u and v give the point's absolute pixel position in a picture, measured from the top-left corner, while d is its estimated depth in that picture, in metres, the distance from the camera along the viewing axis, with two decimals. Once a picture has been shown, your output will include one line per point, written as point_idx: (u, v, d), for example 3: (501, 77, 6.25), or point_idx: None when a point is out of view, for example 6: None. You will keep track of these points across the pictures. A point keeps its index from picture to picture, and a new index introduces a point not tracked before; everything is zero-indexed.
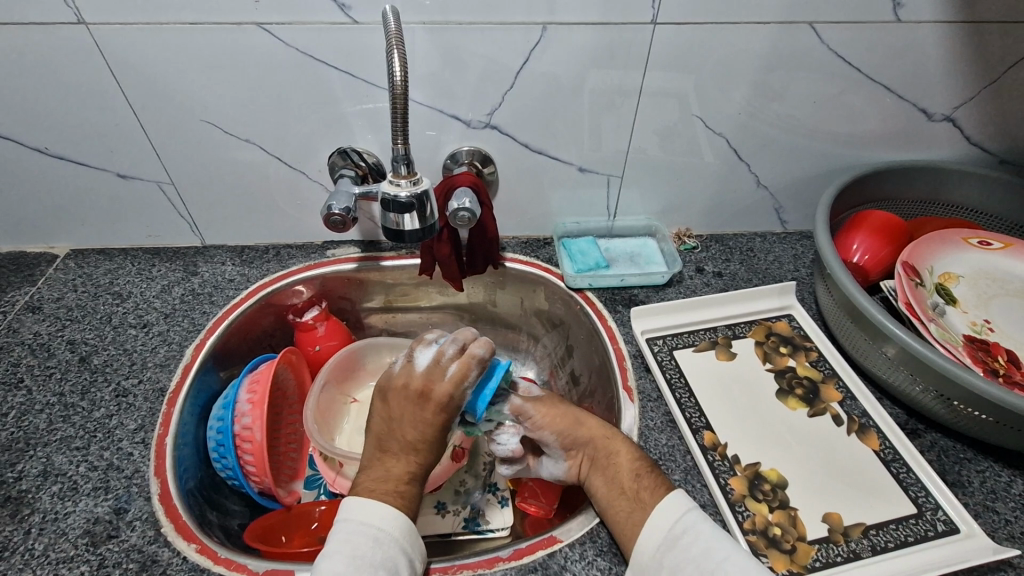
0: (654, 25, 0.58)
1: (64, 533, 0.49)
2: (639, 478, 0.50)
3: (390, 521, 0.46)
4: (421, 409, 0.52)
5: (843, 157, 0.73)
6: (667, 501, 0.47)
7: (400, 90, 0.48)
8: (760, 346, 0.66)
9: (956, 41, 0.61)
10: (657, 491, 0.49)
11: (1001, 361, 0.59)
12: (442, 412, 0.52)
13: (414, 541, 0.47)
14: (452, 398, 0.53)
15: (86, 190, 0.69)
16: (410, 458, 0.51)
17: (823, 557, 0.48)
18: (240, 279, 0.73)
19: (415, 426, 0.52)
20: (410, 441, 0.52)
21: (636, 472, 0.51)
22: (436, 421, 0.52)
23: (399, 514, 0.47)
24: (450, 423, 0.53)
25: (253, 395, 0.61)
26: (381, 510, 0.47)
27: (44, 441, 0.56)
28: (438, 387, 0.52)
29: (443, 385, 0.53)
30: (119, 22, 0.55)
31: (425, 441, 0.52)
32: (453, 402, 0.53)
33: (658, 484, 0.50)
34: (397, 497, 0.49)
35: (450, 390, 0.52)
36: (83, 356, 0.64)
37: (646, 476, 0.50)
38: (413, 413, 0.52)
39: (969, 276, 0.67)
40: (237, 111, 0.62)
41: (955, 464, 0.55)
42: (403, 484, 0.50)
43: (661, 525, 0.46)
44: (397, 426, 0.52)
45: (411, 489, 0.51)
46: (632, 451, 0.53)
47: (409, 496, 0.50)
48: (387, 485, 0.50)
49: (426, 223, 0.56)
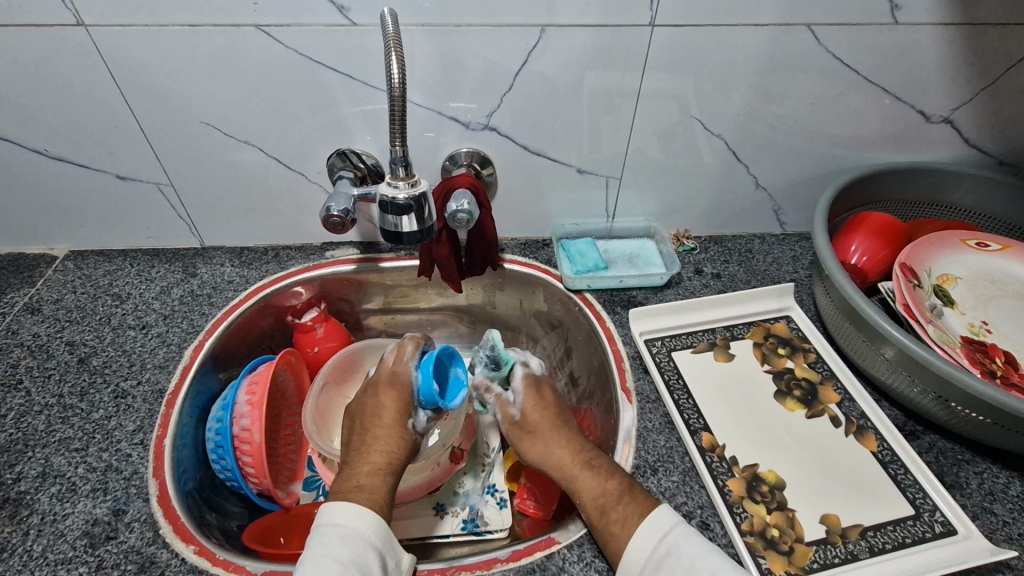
0: (652, 27, 0.58)
1: (62, 534, 0.49)
2: (605, 512, 0.48)
3: (357, 519, 0.46)
4: (373, 397, 0.57)
5: (841, 159, 0.73)
6: (646, 525, 0.46)
7: (399, 92, 0.48)
8: (759, 348, 0.66)
9: (954, 43, 0.61)
10: (627, 525, 0.47)
11: (999, 362, 0.59)
12: (390, 393, 0.57)
13: (387, 538, 0.47)
14: (397, 378, 0.58)
15: (86, 191, 0.69)
16: (371, 451, 0.53)
17: (821, 558, 0.48)
18: (239, 281, 0.73)
19: (370, 415, 0.56)
20: (369, 430, 0.55)
21: (603, 507, 0.48)
22: (388, 404, 0.56)
23: (364, 510, 0.47)
24: (405, 407, 0.57)
25: (253, 397, 0.61)
26: (350, 509, 0.47)
27: (42, 443, 0.56)
28: (381, 373, 0.59)
29: (384, 369, 0.59)
30: (118, 24, 0.55)
31: (384, 428, 0.55)
32: (397, 382, 0.58)
33: (626, 516, 0.47)
34: (360, 491, 0.49)
35: (392, 372, 0.59)
36: (82, 357, 0.64)
37: (613, 510, 0.48)
38: (367, 404, 0.57)
39: (967, 277, 0.67)
40: (236, 112, 0.62)
41: (953, 466, 0.55)
42: (364, 478, 0.51)
43: (643, 548, 0.45)
44: (359, 423, 0.56)
45: (375, 481, 0.51)
46: (603, 482, 0.50)
47: (373, 488, 0.50)
48: (350, 483, 0.50)
49: (424, 225, 0.56)
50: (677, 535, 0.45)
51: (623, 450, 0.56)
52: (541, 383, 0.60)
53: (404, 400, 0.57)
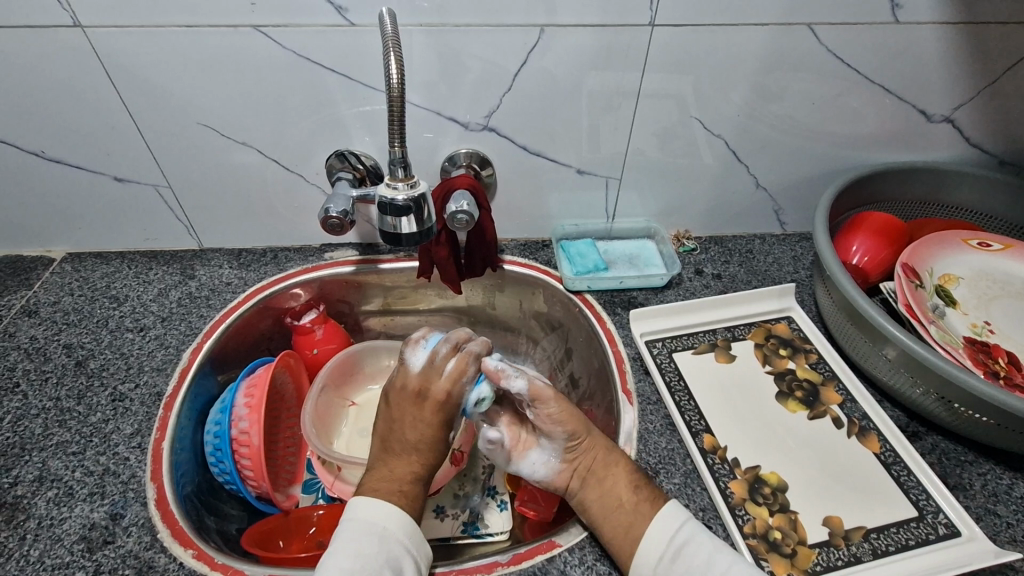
0: (651, 27, 0.58)
1: (58, 539, 0.49)
2: (637, 489, 0.49)
3: (394, 521, 0.46)
4: (419, 407, 0.53)
5: (841, 159, 0.73)
6: (663, 515, 0.47)
7: (396, 92, 0.48)
8: (759, 348, 0.66)
9: (955, 42, 0.61)
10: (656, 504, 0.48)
11: (1001, 363, 0.59)
12: (441, 411, 0.53)
13: (419, 542, 0.47)
14: (448, 398, 0.53)
15: (82, 193, 0.69)
16: (412, 457, 0.52)
17: (824, 561, 0.48)
18: (237, 283, 0.73)
19: (415, 425, 0.52)
20: (412, 440, 0.52)
21: (634, 485, 0.50)
22: (435, 421, 0.52)
23: (402, 513, 0.47)
24: (449, 423, 0.53)
25: (250, 400, 0.60)
26: (388, 510, 0.47)
27: (39, 446, 0.55)
28: (433, 386, 0.53)
29: (438, 382, 0.53)
30: (115, 26, 0.55)
31: (425, 440, 0.52)
32: (448, 403, 0.53)
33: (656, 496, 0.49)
34: (401, 496, 0.49)
35: (445, 392, 0.53)
36: (78, 360, 0.63)
37: (643, 488, 0.49)
38: (411, 413, 0.53)
39: (969, 277, 0.66)
40: (233, 113, 0.62)
41: (956, 467, 0.55)
42: (407, 483, 0.51)
43: (664, 531, 0.46)
44: (399, 428, 0.53)
45: (415, 487, 0.51)
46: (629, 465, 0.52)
47: (412, 495, 0.50)
48: (391, 485, 0.50)
49: (423, 226, 0.56)
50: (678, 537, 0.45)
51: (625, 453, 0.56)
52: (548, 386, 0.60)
53: (452, 420, 0.53)
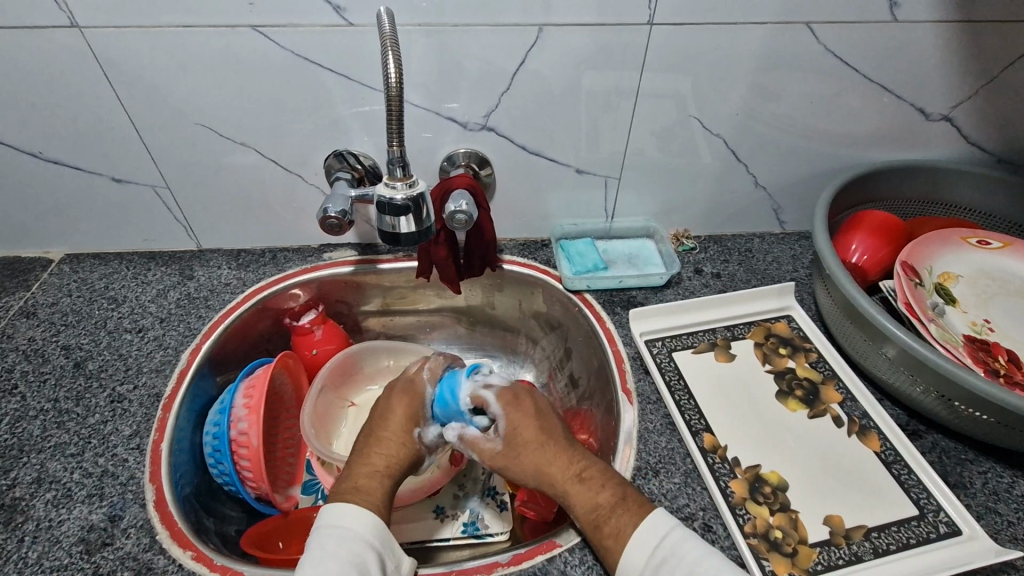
0: (650, 26, 0.58)
1: (57, 541, 0.49)
2: (599, 526, 0.47)
3: (359, 521, 0.45)
4: (387, 401, 0.57)
5: (840, 157, 0.73)
6: (642, 531, 0.45)
7: (395, 91, 0.48)
8: (759, 347, 0.66)
9: (953, 40, 0.61)
10: (621, 537, 0.46)
11: (1001, 361, 0.59)
12: (404, 402, 0.57)
13: (387, 540, 0.46)
14: (413, 389, 0.58)
15: (81, 194, 0.69)
16: (372, 455, 0.53)
17: (825, 560, 0.48)
18: (236, 283, 0.73)
19: (380, 420, 0.56)
20: (376, 432, 0.55)
21: (597, 521, 0.47)
22: (399, 411, 0.56)
23: (364, 513, 0.46)
24: (413, 413, 0.56)
25: (249, 401, 0.60)
26: (350, 511, 0.46)
27: (37, 448, 0.55)
28: (399, 380, 0.59)
29: (404, 379, 0.59)
30: (112, 26, 0.55)
31: (388, 434, 0.55)
32: (412, 391, 0.58)
33: (620, 530, 0.46)
34: (355, 492, 0.49)
35: (410, 383, 0.58)
36: (77, 361, 0.63)
37: (606, 523, 0.47)
38: (380, 408, 0.57)
39: (968, 276, 0.66)
40: (232, 113, 0.62)
41: (957, 466, 0.55)
42: (364, 480, 0.50)
43: (641, 551, 0.44)
44: (369, 425, 0.56)
45: (373, 483, 0.50)
46: (596, 494, 0.48)
47: (370, 490, 0.49)
48: (348, 483, 0.50)
49: (422, 226, 0.56)
50: (677, 537, 0.45)
51: (624, 452, 0.56)
52: (521, 394, 0.57)
53: (413, 408, 0.56)
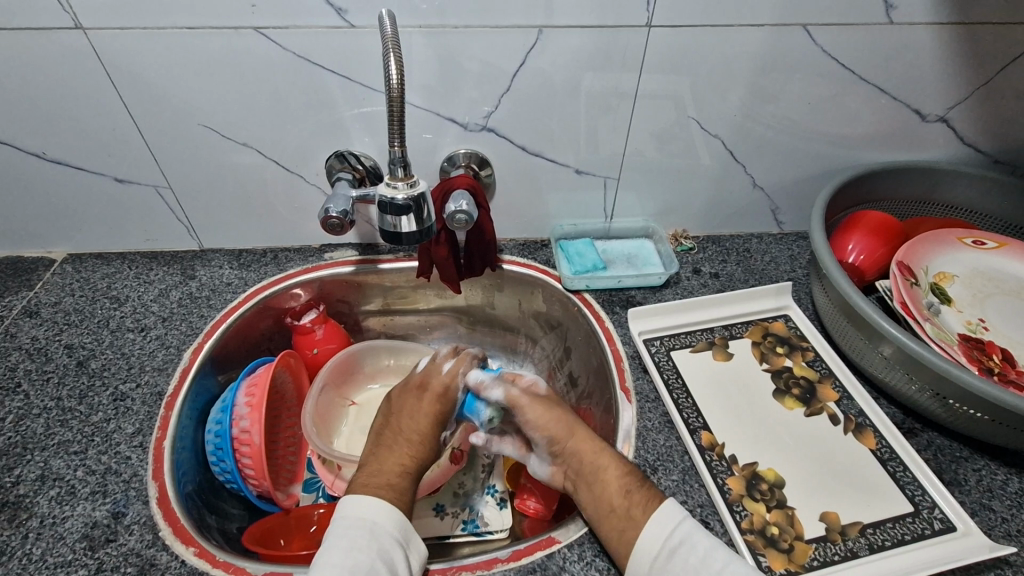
0: (649, 28, 0.58)
1: (61, 537, 0.49)
2: (625, 499, 0.48)
3: (386, 516, 0.47)
4: (417, 400, 0.58)
5: (837, 158, 0.73)
6: (658, 515, 0.46)
7: (396, 92, 0.49)
8: (756, 346, 0.66)
9: (949, 42, 0.62)
10: (648, 509, 0.47)
11: (995, 360, 0.59)
12: (435, 404, 0.58)
13: (410, 537, 0.47)
14: (445, 392, 0.59)
15: (84, 194, 0.69)
16: (402, 451, 0.54)
17: (821, 556, 0.49)
18: (237, 283, 0.73)
19: (411, 417, 0.57)
20: (406, 433, 0.56)
21: (624, 494, 0.49)
22: (430, 412, 0.57)
23: (393, 510, 0.48)
24: (443, 417, 0.58)
25: (251, 399, 0.61)
26: (380, 507, 0.47)
27: (41, 445, 0.56)
28: (432, 377, 0.60)
29: (437, 378, 0.59)
30: (116, 27, 0.55)
31: (418, 433, 0.56)
32: (445, 396, 0.59)
33: (646, 503, 0.48)
34: (389, 489, 0.50)
35: (443, 385, 0.59)
36: (80, 360, 0.64)
37: (634, 495, 0.48)
38: (410, 406, 0.58)
39: (963, 275, 0.67)
40: (234, 115, 0.63)
41: (952, 463, 0.55)
42: (394, 477, 0.52)
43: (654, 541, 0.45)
44: (396, 421, 0.57)
45: (403, 481, 0.52)
46: (619, 469, 0.51)
47: (400, 490, 0.51)
48: (380, 479, 0.51)
49: (423, 226, 0.56)
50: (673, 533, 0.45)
51: (623, 450, 0.56)
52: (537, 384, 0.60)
53: (444, 414, 0.58)
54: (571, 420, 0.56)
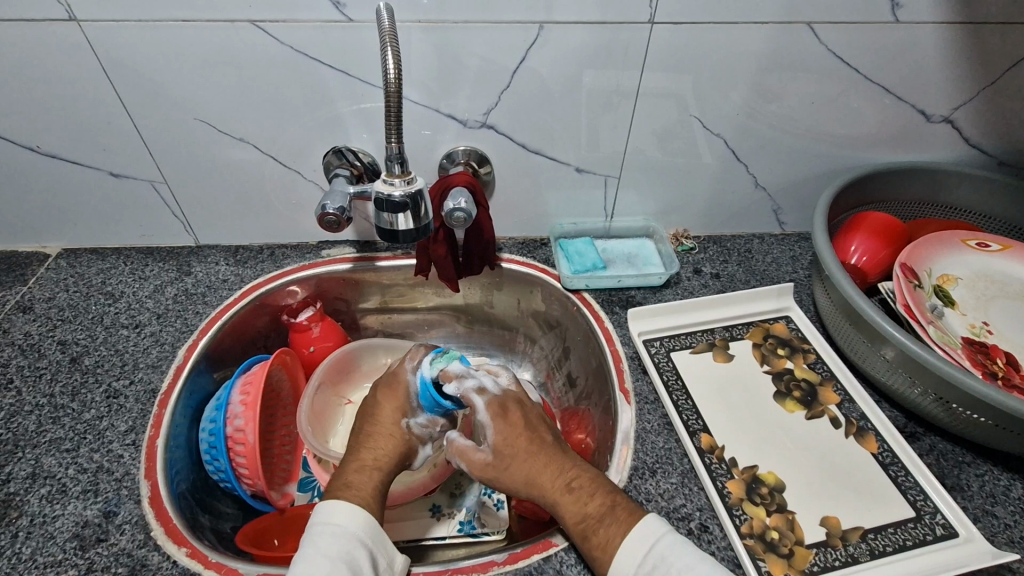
0: (651, 25, 0.58)
1: (51, 536, 0.48)
2: (588, 536, 0.46)
3: (350, 518, 0.45)
4: (373, 398, 0.59)
5: (840, 158, 0.73)
6: (628, 545, 0.44)
7: (394, 87, 0.48)
8: (757, 348, 0.66)
9: (955, 41, 0.61)
10: (609, 548, 0.45)
11: (999, 363, 0.59)
12: (389, 395, 0.58)
13: (379, 537, 0.46)
14: (398, 381, 0.59)
15: (78, 189, 0.69)
16: (364, 451, 0.54)
17: (822, 562, 0.48)
18: (233, 280, 0.72)
19: (371, 417, 0.57)
20: (367, 431, 0.56)
21: (586, 531, 0.46)
22: (385, 404, 0.57)
23: (355, 509, 0.46)
24: (400, 404, 0.57)
25: (246, 398, 0.60)
26: (339, 508, 0.46)
27: (32, 443, 0.55)
28: (383, 376, 0.60)
29: (387, 374, 0.60)
30: (110, 20, 0.54)
31: (378, 429, 0.56)
32: (396, 383, 0.59)
33: (608, 540, 0.45)
34: (347, 488, 0.49)
35: (393, 376, 0.60)
36: (73, 357, 0.63)
37: (595, 534, 0.46)
38: (367, 406, 0.58)
39: (967, 278, 0.66)
40: (231, 109, 0.62)
41: (954, 468, 0.54)
42: (352, 474, 0.51)
43: (630, 559, 0.44)
44: (358, 422, 0.57)
45: (362, 478, 0.50)
46: (585, 504, 0.47)
47: (359, 485, 0.50)
48: (339, 479, 0.50)
49: (420, 223, 0.56)
50: (669, 541, 0.44)
51: (621, 452, 0.56)
52: (507, 404, 0.55)
53: (401, 402, 0.57)
54: (529, 453, 0.52)
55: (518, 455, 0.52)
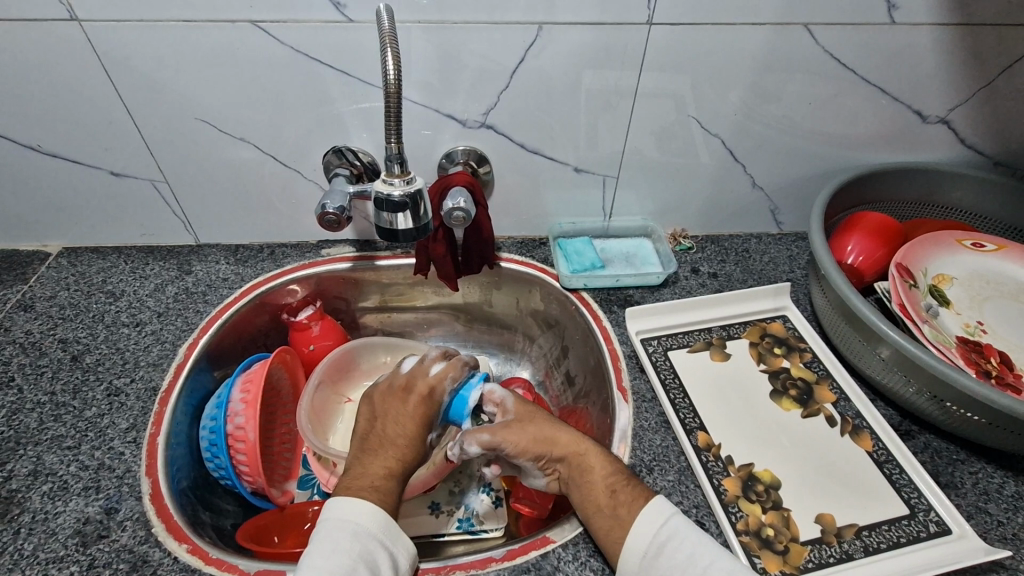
0: (649, 25, 0.58)
1: (53, 533, 0.49)
2: (614, 493, 0.48)
3: (371, 516, 0.46)
4: (403, 403, 0.55)
5: (837, 158, 0.73)
6: (646, 512, 0.46)
7: (394, 88, 0.48)
8: (754, 347, 0.66)
9: (950, 43, 0.62)
10: (633, 508, 0.47)
11: (994, 362, 0.59)
12: (420, 407, 0.55)
13: (397, 537, 0.47)
14: (432, 394, 0.56)
15: (79, 188, 0.69)
16: (388, 455, 0.52)
17: (816, 558, 0.48)
18: (234, 278, 0.73)
19: (397, 420, 0.54)
20: (390, 436, 0.53)
21: (613, 486, 0.49)
22: (416, 415, 0.54)
23: (378, 510, 0.47)
24: (429, 421, 0.55)
25: (247, 395, 0.60)
26: (366, 509, 0.46)
27: (34, 441, 0.55)
28: (417, 381, 0.56)
29: (423, 380, 0.56)
30: (111, 20, 0.55)
31: (403, 436, 0.53)
32: (431, 399, 0.56)
33: (634, 497, 0.48)
34: (373, 492, 0.48)
35: (429, 387, 0.56)
36: (74, 355, 0.63)
37: (623, 488, 0.48)
38: (393, 409, 0.55)
39: (963, 278, 0.67)
40: (231, 109, 0.62)
41: (948, 466, 0.55)
42: (380, 479, 0.50)
43: (646, 531, 0.45)
44: (379, 425, 0.54)
45: (388, 485, 0.50)
46: (611, 461, 0.50)
47: (386, 492, 0.49)
48: (363, 483, 0.49)
49: (420, 223, 0.56)
50: (676, 522, 0.46)
51: (619, 449, 0.56)
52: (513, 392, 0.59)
53: (430, 416, 0.55)
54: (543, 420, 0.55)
55: (534, 422, 0.54)
